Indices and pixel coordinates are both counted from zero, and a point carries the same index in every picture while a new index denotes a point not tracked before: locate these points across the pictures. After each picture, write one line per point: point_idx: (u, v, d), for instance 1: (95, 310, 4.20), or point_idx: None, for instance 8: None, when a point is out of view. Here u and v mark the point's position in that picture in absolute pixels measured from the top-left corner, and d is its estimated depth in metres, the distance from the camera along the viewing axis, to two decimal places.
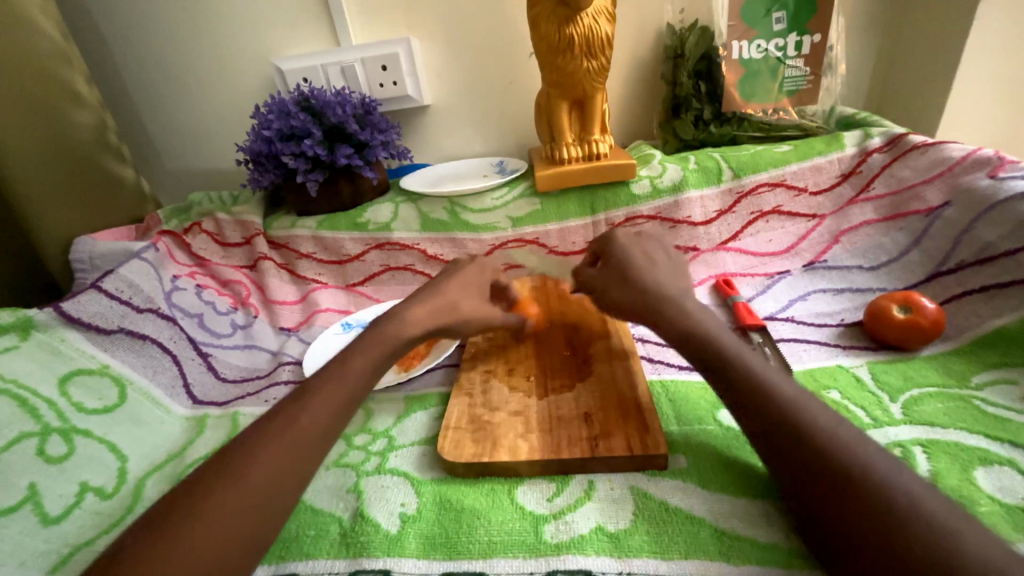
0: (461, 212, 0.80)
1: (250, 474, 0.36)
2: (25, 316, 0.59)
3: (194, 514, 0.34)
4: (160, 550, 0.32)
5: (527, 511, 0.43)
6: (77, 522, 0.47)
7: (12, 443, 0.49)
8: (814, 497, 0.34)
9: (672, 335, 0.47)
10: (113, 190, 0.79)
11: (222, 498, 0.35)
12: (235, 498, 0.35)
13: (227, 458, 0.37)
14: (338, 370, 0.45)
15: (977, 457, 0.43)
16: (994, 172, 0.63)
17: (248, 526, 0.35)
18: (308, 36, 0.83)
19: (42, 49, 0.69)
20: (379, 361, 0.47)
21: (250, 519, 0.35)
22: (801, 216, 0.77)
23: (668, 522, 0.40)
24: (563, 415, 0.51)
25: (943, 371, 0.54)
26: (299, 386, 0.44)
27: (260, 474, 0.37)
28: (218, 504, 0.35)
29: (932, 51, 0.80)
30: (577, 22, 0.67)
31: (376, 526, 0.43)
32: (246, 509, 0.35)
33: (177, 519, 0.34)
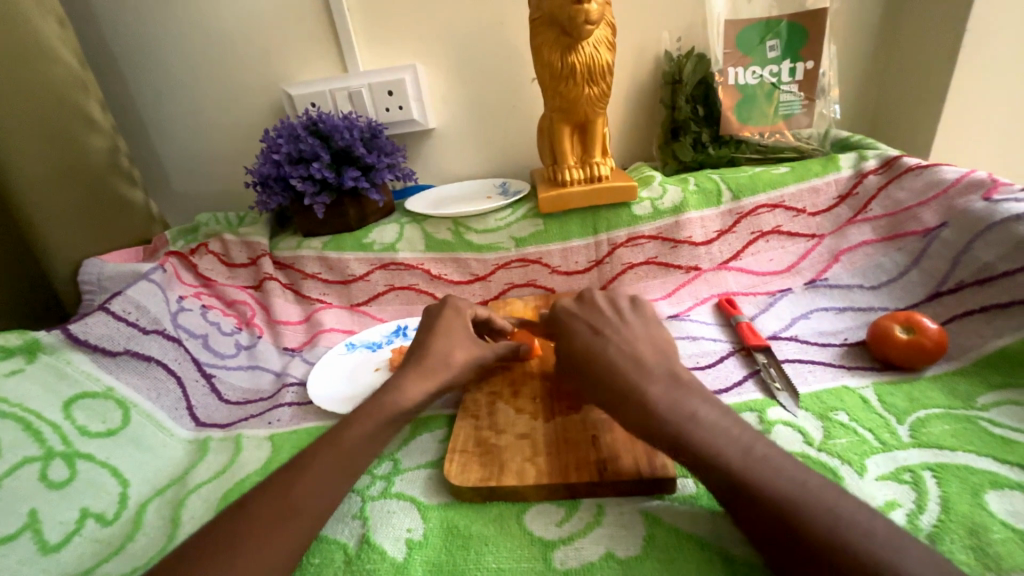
0: (465, 232, 0.81)
1: (265, 517, 0.39)
2: (33, 337, 0.59)
3: (201, 567, 0.36)
4: None
5: (535, 537, 0.43)
6: (76, 550, 0.47)
7: (14, 469, 0.49)
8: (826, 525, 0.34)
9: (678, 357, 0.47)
10: (123, 211, 0.80)
11: (236, 539, 0.37)
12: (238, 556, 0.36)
13: (234, 521, 0.39)
14: (340, 430, 0.46)
15: (987, 481, 0.43)
16: (988, 195, 0.64)
17: (260, 569, 0.37)
18: (317, 63, 0.86)
19: (59, 77, 0.71)
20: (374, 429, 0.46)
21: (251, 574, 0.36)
22: (800, 236, 0.78)
23: (678, 549, 0.40)
24: (571, 438, 0.50)
25: (947, 392, 0.54)
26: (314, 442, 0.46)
27: (260, 533, 0.38)
28: (223, 562, 0.36)
29: (923, 77, 0.82)
30: (578, 51, 0.70)
31: (382, 553, 0.42)
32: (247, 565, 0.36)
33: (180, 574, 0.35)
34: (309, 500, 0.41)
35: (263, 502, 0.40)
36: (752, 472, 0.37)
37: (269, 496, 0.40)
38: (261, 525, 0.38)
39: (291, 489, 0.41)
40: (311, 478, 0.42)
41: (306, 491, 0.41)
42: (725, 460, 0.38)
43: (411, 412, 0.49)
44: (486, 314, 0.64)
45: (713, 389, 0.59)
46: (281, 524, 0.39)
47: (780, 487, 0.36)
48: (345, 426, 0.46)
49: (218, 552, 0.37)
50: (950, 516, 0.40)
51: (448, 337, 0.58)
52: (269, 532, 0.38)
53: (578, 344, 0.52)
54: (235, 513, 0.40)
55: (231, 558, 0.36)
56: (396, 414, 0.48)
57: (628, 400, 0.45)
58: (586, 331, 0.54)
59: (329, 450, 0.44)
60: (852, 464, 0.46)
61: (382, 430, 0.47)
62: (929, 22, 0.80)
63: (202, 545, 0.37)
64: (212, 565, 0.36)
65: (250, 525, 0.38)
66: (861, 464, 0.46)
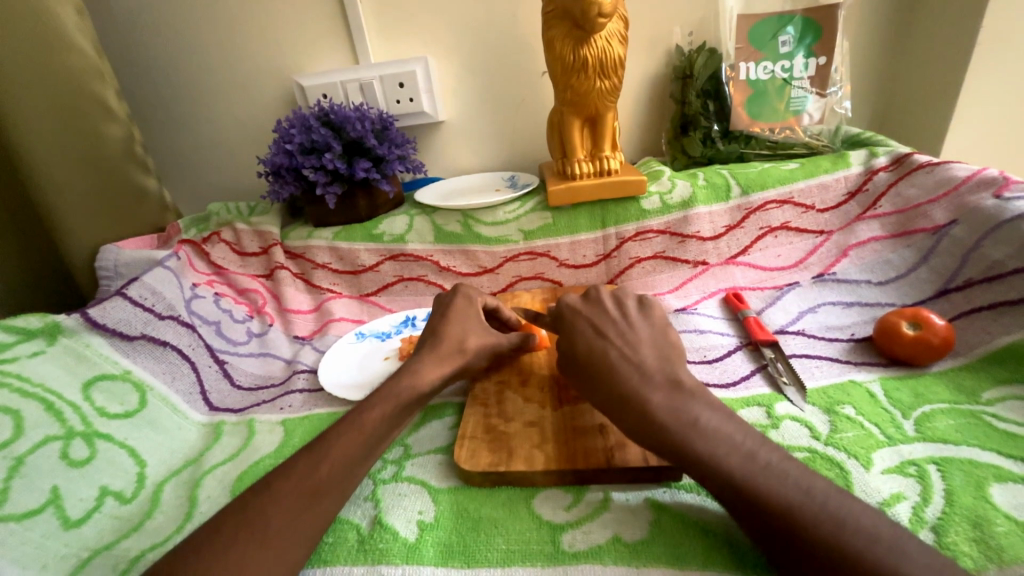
0: (474, 225, 0.82)
1: (288, 499, 0.40)
2: (53, 321, 0.60)
3: (229, 546, 0.37)
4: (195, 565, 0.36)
5: (544, 521, 0.44)
6: (97, 526, 0.48)
7: (38, 446, 0.50)
8: (833, 512, 0.34)
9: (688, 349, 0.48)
10: (138, 200, 0.81)
11: (261, 519, 0.39)
12: (259, 538, 0.37)
13: (255, 501, 0.40)
14: (357, 416, 0.46)
15: (991, 474, 0.44)
16: (999, 192, 0.64)
17: (279, 548, 0.38)
18: (328, 54, 0.86)
19: (77, 66, 0.72)
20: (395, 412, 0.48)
21: (272, 553, 0.37)
22: (808, 232, 0.79)
23: (684, 533, 0.41)
24: (578, 426, 0.51)
25: (953, 387, 0.54)
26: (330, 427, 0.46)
27: (280, 517, 0.39)
28: (246, 542, 0.37)
29: (936, 73, 0.82)
30: (590, 45, 0.70)
31: (394, 534, 0.43)
32: (268, 545, 0.37)
33: (203, 556, 0.36)
34: (332, 484, 0.42)
35: (285, 485, 0.41)
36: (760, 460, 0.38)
37: (291, 479, 0.41)
38: (284, 507, 0.40)
39: (314, 472, 0.42)
40: (332, 462, 0.43)
41: (328, 473, 0.42)
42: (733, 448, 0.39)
43: (423, 398, 0.50)
44: (496, 303, 0.65)
45: (720, 381, 0.59)
46: (300, 503, 0.40)
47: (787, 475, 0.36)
48: (363, 410, 0.47)
49: (244, 530, 0.38)
50: (954, 508, 0.41)
51: (459, 326, 0.58)
52: (293, 513, 0.39)
53: (587, 335, 0.53)
54: (258, 494, 0.41)
55: (258, 537, 0.37)
56: (411, 400, 0.49)
57: (637, 389, 0.45)
58: (594, 321, 0.55)
59: (350, 435, 0.45)
60: (858, 457, 0.47)
61: (400, 414, 0.48)
62: (944, 19, 0.80)
63: (225, 525, 0.38)
64: (239, 543, 0.37)
65: (273, 506, 0.39)
66: (868, 458, 0.47)
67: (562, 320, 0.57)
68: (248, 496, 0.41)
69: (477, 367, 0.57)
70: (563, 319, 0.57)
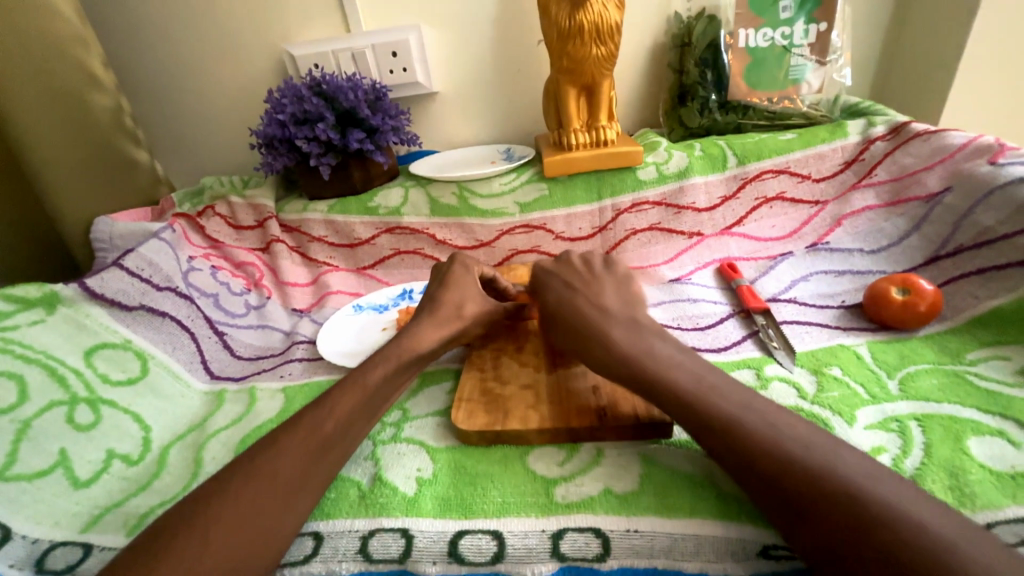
0: (470, 197, 0.81)
1: (292, 452, 0.41)
2: (52, 291, 0.61)
3: (237, 499, 0.38)
4: (203, 515, 0.37)
5: (538, 476, 0.45)
6: (105, 486, 0.50)
7: (43, 410, 0.51)
8: (815, 460, 0.36)
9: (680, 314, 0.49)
10: (129, 173, 0.80)
11: (267, 471, 0.40)
12: (266, 492, 0.39)
13: (259, 458, 0.41)
14: (358, 379, 0.48)
15: (969, 428, 0.45)
16: (994, 158, 0.64)
17: (285, 500, 0.39)
18: (319, 22, 0.84)
19: (58, 32, 0.69)
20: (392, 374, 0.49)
21: (279, 505, 0.39)
22: (804, 202, 0.79)
23: (673, 485, 0.43)
24: (572, 388, 0.52)
25: (938, 349, 0.56)
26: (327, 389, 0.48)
27: (286, 471, 0.40)
28: (252, 495, 0.38)
29: (937, 40, 0.81)
30: (586, 10, 0.69)
31: (393, 489, 0.45)
32: (274, 497, 0.39)
33: (211, 509, 0.37)
34: (334, 439, 0.43)
35: (289, 439, 0.42)
36: (746, 411, 0.39)
37: (295, 435, 0.43)
38: (289, 461, 0.41)
39: (318, 429, 0.43)
40: (334, 418, 0.44)
41: (332, 430, 0.44)
42: (720, 399, 0.40)
43: (420, 362, 0.51)
44: (492, 273, 0.66)
45: (712, 347, 0.61)
46: (304, 458, 0.41)
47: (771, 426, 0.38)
48: (365, 371, 0.49)
49: (251, 481, 0.39)
50: (933, 459, 0.43)
51: (456, 293, 0.59)
52: (297, 466, 0.41)
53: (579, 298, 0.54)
54: (263, 449, 0.42)
55: (266, 489, 0.39)
56: (411, 362, 0.50)
57: (630, 351, 0.46)
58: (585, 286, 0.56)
59: (351, 394, 0.46)
60: (843, 415, 0.48)
61: (397, 375, 0.49)
62: None
63: (230, 479, 0.40)
64: (246, 493, 0.38)
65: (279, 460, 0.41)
66: (852, 415, 0.48)
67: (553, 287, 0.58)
68: (253, 454, 0.42)
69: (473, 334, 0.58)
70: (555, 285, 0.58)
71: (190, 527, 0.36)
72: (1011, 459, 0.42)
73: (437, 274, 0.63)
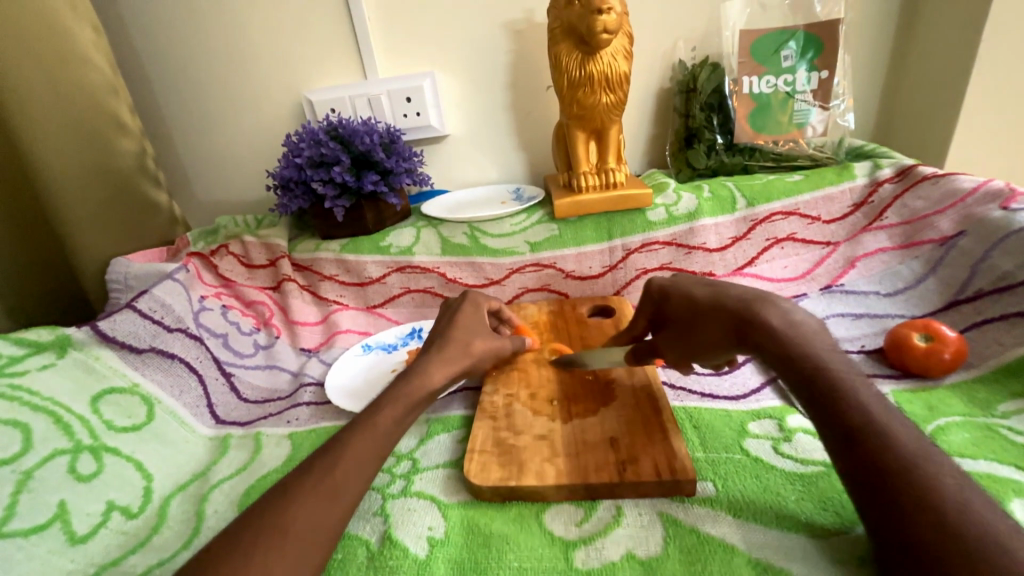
0: (480, 237, 0.82)
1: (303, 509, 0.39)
2: (64, 334, 0.60)
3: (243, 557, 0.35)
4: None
5: (557, 537, 0.43)
6: (103, 541, 0.48)
7: (45, 460, 0.50)
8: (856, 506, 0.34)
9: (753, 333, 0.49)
10: (148, 214, 0.81)
11: (275, 525, 0.37)
12: (275, 551, 0.36)
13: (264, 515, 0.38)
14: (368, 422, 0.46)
15: (1011, 488, 0.43)
16: (1005, 203, 0.64)
17: (295, 556, 0.36)
18: (337, 70, 0.87)
19: (91, 82, 0.73)
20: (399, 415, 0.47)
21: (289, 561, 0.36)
22: (815, 243, 0.79)
23: (700, 550, 0.40)
24: (589, 440, 0.51)
25: (966, 400, 0.54)
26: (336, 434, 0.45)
27: (297, 523, 0.38)
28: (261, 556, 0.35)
29: (938, 87, 0.83)
30: (595, 60, 0.71)
31: (404, 550, 0.43)
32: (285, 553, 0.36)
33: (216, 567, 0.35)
34: (344, 486, 0.41)
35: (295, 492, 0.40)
36: None
37: (304, 484, 0.40)
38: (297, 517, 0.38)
39: (328, 477, 0.41)
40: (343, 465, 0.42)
41: (341, 478, 0.41)
42: None
43: (427, 398, 0.51)
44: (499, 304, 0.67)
45: (730, 394, 0.59)
46: (315, 509, 0.39)
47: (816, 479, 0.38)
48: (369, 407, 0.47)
49: (258, 537, 0.37)
50: None
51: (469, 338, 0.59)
52: (304, 520, 0.38)
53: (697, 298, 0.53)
54: (271, 500, 0.39)
55: (274, 545, 0.36)
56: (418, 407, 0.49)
57: None
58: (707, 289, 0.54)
59: (362, 436, 0.44)
60: None
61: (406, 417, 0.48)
62: (946, 32, 0.80)
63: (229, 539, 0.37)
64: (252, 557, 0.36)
65: (288, 519, 0.38)
66: None
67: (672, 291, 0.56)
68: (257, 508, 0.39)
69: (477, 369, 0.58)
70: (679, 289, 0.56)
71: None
72: None
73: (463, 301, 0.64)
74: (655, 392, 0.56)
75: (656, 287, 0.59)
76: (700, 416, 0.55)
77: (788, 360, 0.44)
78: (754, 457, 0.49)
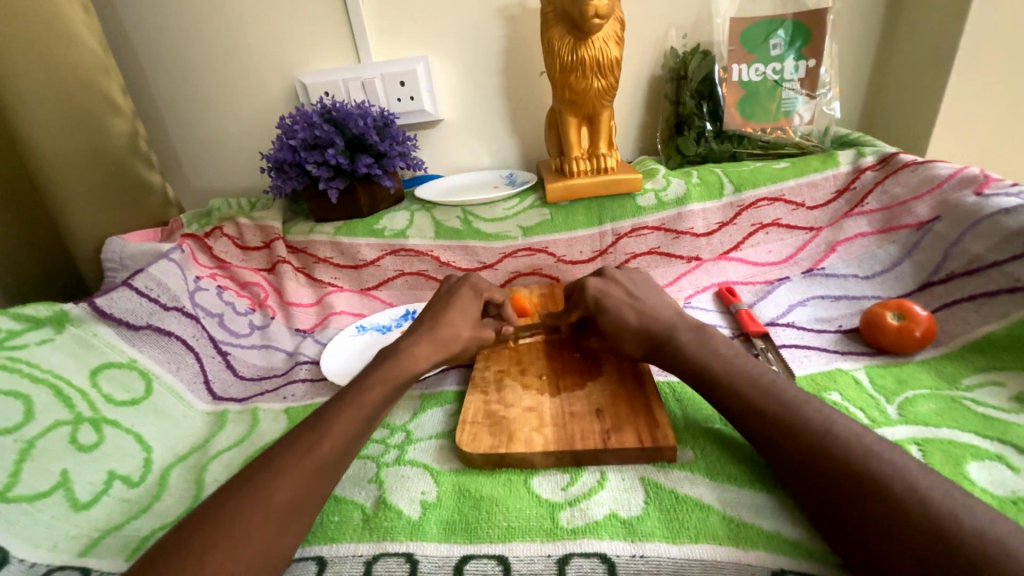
0: (473, 220, 0.83)
1: (296, 471, 0.41)
2: (61, 310, 0.61)
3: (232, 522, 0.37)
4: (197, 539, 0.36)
5: (543, 499, 0.45)
6: (106, 508, 0.49)
7: (46, 431, 0.51)
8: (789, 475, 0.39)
9: (704, 339, 0.53)
10: (141, 195, 0.82)
11: (264, 498, 0.39)
12: (261, 513, 0.38)
13: (253, 483, 0.40)
14: (355, 398, 0.48)
15: (969, 452, 0.46)
16: (980, 189, 0.67)
17: (283, 522, 0.39)
18: (330, 52, 0.87)
19: (83, 61, 0.73)
20: (391, 393, 0.50)
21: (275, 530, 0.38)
22: (799, 228, 0.81)
23: (679, 509, 0.43)
24: (576, 410, 0.53)
25: (935, 374, 0.57)
26: (318, 413, 0.47)
27: (281, 494, 0.40)
28: (242, 523, 0.37)
29: (921, 77, 0.85)
30: (587, 45, 0.72)
31: (398, 512, 0.45)
32: (272, 522, 0.38)
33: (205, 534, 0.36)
34: (332, 461, 0.43)
35: (305, 464, 0.42)
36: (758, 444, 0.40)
37: (286, 458, 0.42)
38: (292, 478, 0.41)
39: (316, 452, 0.42)
40: (343, 441, 0.44)
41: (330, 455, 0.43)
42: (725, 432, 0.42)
43: (402, 370, 0.52)
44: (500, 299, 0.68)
45: None
46: (301, 471, 0.41)
47: (784, 439, 0.41)
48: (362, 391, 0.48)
49: (250, 508, 0.38)
50: None
51: (461, 315, 0.60)
52: (297, 489, 0.40)
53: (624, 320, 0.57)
54: (260, 470, 0.41)
55: (258, 513, 0.38)
56: (403, 385, 0.51)
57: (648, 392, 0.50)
58: (633, 306, 0.58)
59: (348, 411, 0.46)
60: None
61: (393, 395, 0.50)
62: (929, 24, 0.82)
63: (230, 500, 0.39)
64: (251, 517, 0.38)
65: (277, 490, 0.40)
66: None
67: (603, 308, 0.59)
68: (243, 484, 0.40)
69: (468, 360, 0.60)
70: (609, 303, 0.59)
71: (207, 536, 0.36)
72: (1012, 484, 0.43)
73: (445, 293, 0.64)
74: (640, 366, 0.58)
75: (589, 297, 0.61)
76: (683, 390, 0.57)
77: None
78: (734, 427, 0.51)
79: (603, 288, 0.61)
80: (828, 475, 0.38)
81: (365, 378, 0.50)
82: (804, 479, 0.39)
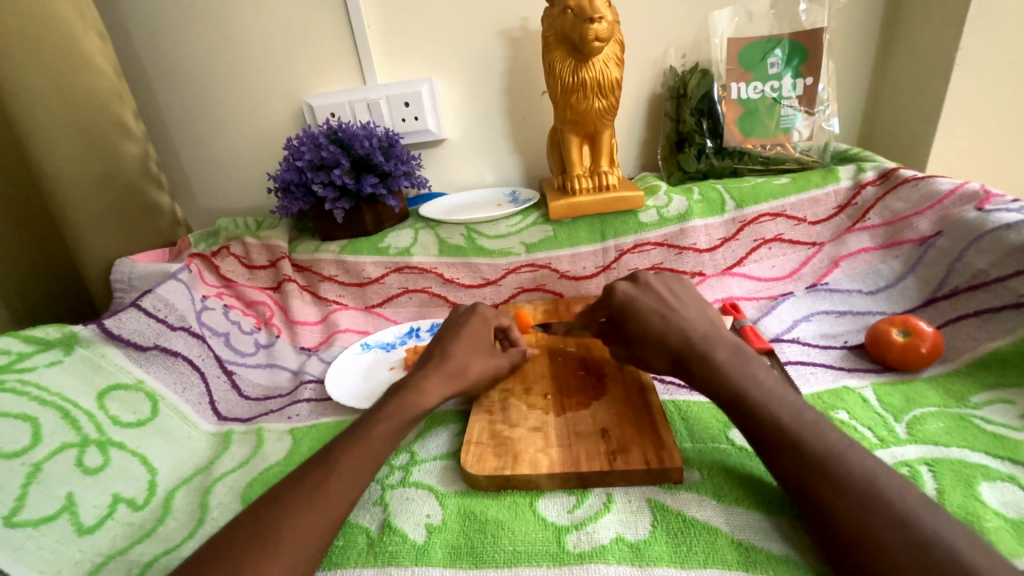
0: (477, 237, 0.84)
1: (300, 504, 0.41)
2: (71, 332, 0.61)
3: (235, 563, 0.37)
4: None
5: (549, 522, 0.45)
6: (110, 532, 0.49)
7: (54, 453, 0.51)
8: None
9: None
10: (150, 216, 0.83)
11: (268, 534, 0.39)
12: (262, 557, 0.38)
13: (261, 522, 0.40)
14: (354, 437, 0.47)
15: (980, 473, 0.45)
16: (981, 205, 0.67)
17: (290, 559, 0.38)
18: (337, 75, 0.90)
19: (100, 88, 0.76)
20: (377, 425, 0.48)
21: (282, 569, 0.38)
22: (801, 243, 0.81)
23: (686, 533, 0.42)
24: (581, 431, 0.53)
25: (943, 391, 0.57)
26: (315, 457, 0.46)
27: (287, 535, 0.39)
28: (243, 565, 0.37)
29: (919, 94, 0.86)
30: (588, 67, 0.74)
31: (403, 537, 0.45)
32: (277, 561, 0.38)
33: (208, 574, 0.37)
34: (335, 494, 0.42)
35: (298, 504, 0.41)
36: None
37: (290, 494, 0.42)
38: (296, 513, 0.41)
39: (316, 487, 0.42)
40: (339, 473, 0.44)
41: (326, 491, 0.42)
42: None
43: (406, 393, 0.52)
44: (510, 323, 0.65)
45: None
46: (305, 503, 0.41)
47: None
48: (359, 426, 0.48)
49: (251, 547, 0.38)
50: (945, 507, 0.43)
51: (464, 347, 0.59)
52: (301, 526, 0.40)
53: (643, 329, 0.55)
54: (268, 506, 0.41)
55: (262, 548, 0.38)
56: (415, 418, 0.50)
57: None
58: (663, 314, 0.55)
59: (349, 449, 0.46)
60: None
61: (402, 432, 0.49)
62: (924, 42, 0.84)
63: (233, 541, 0.39)
64: (256, 556, 0.38)
65: (282, 528, 0.39)
66: None
67: (632, 311, 0.56)
68: (247, 521, 0.40)
69: (475, 388, 0.58)
70: (635, 309, 0.56)
71: (220, 568, 0.37)
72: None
73: (454, 324, 0.62)
74: (648, 389, 0.57)
75: (617, 302, 0.59)
76: (688, 408, 0.57)
77: (729, 374, 0.48)
78: (739, 446, 0.51)
79: (633, 294, 0.58)
80: (834, 500, 0.38)
81: (372, 416, 0.49)
82: (813, 503, 0.39)
